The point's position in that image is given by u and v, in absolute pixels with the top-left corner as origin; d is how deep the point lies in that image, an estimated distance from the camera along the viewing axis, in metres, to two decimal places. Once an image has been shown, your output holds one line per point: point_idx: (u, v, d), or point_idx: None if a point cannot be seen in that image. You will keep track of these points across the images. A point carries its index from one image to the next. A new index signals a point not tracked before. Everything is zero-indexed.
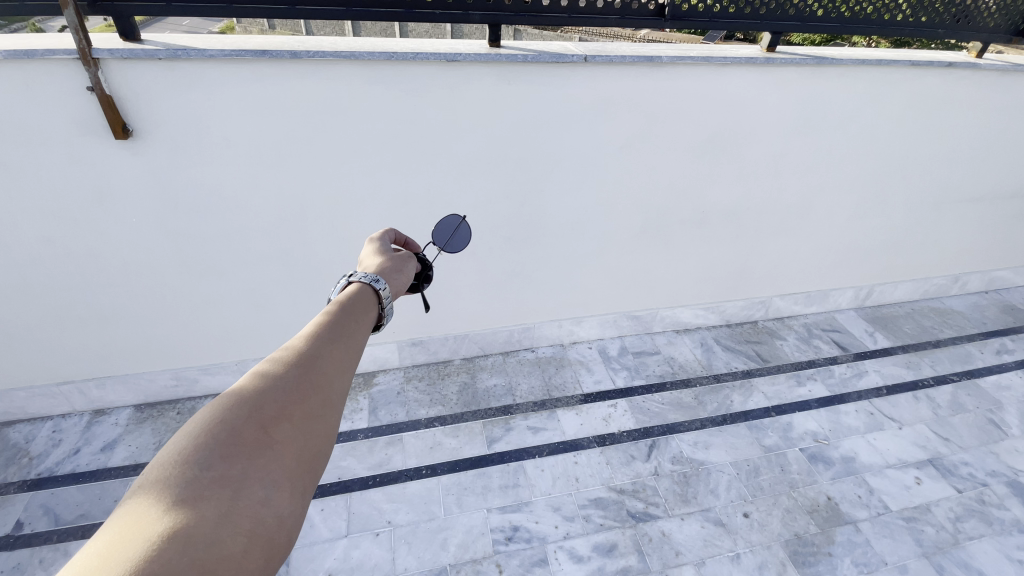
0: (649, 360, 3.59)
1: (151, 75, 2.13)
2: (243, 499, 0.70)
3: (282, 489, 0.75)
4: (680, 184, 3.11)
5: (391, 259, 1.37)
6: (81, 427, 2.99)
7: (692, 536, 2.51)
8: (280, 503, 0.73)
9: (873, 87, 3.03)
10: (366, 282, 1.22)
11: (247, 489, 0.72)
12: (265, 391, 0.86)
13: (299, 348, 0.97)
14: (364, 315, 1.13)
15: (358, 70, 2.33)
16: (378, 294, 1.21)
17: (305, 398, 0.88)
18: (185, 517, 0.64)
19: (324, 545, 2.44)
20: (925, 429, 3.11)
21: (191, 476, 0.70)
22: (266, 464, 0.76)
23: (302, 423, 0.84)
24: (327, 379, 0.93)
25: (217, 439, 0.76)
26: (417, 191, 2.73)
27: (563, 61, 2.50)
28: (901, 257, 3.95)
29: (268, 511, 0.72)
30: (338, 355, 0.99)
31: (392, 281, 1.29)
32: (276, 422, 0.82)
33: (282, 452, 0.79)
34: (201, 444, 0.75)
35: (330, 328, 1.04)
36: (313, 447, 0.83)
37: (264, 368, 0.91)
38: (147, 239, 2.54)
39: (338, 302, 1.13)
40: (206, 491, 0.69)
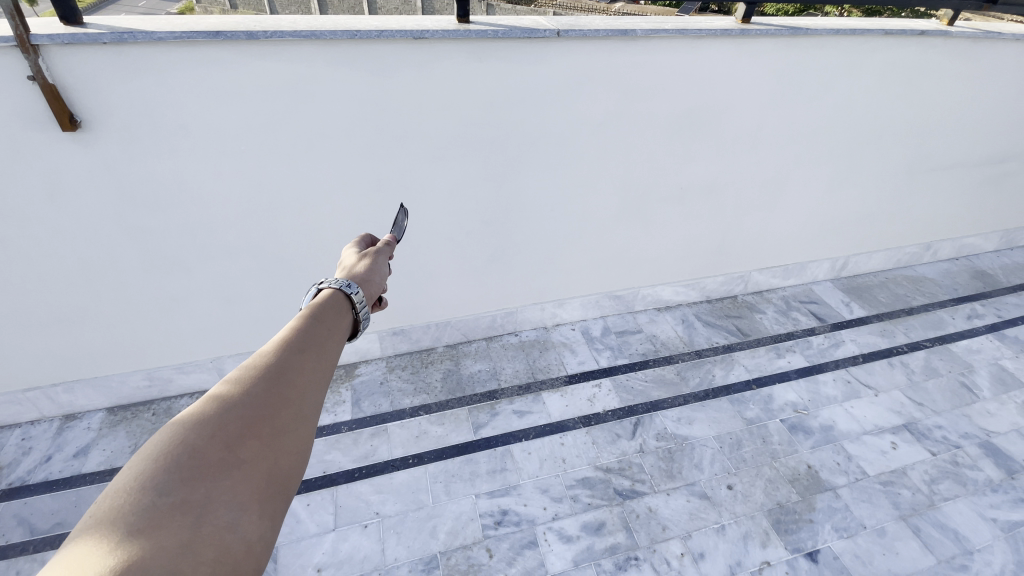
0: (632, 338, 3.60)
1: (97, 61, 1.99)
2: (207, 524, 0.63)
3: (250, 512, 0.68)
4: (658, 161, 3.08)
5: (365, 264, 1.28)
6: (52, 433, 2.89)
7: (678, 510, 2.55)
8: (249, 527, 0.66)
9: (848, 56, 3.01)
10: (338, 287, 1.12)
11: (212, 514, 0.65)
12: (230, 407, 0.78)
13: (267, 358, 0.89)
14: (338, 319, 1.05)
15: (321, 51, 2.22)
16: (350, 300, 1.11)
17: (274, 412, 0.81)
18: (141, 546, 0.57)
19: (312, 540, 2.42)
20: (900, 395, 3.20)
21: (148, 502, 0.63)
22: (232, 485, 0.69)
23: (271, 439, 0.77)
24: (299, 391, 0.86)
25: (176, 462, 0.69)
26: (389, 177, 2.65)
27: (535, 37, 2.41)
28: (876, 227, 4.01)
29: (235, 536, 0.65)
30: (310, 363, 0.92)
31: (367, 286, 1.19)
32: (242, 439, 0.75)
33: (249, 472, 0.72)
34: (159, 468, 0.68)
35: (301, 335, 0.96)
36: (284, 465, 0.76)
37: (228, 384, 0.84)
38: (106, 237, 2.42)
39: (310, 307, 1.05)
40: (165, 518, 0.62)
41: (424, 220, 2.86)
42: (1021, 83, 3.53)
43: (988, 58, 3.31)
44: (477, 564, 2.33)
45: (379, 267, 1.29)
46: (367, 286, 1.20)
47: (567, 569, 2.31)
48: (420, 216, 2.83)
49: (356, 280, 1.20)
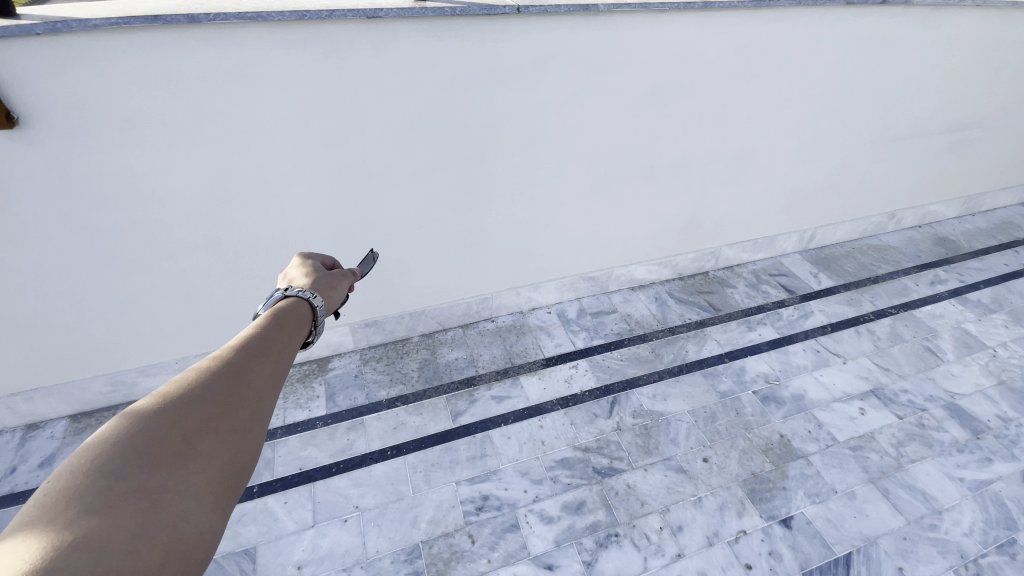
0: (607, 318, 3.61)
1: (28, 52, 1.87)
2: (161, 512, 0.61)
3: (205, 503, 0.66)
4: (626, 138, 3.05)
5: (326, 275, 1.30)
6: (13, 445, 2.78)
7: (656, 485, 2.58)
8: (202, 518, 0.64)
9: (810, 27, 3.01)
10: (302, 295, 1.14)
11: (166, 502, 0.63)
12: (191, 395, 0.76)
13: (230, 352, 0.87)
14: (299, 328, 1.05)
15: (269, 33, 2.12)
16: (314, 310, 1.14)
17: (237, 404, 0.78)
18: (92, 532, 0.55)
19: (291, 538, 2.38)
20: (867, 361, 3.29)
21: (102, 486, 0.61)
22: (188, 475, 0.67)
23: (232, 431, 0.75)
24: (263, 385, 0.83)
25: (134, 446, 0.66)
26: (351, 164, 2.57)
27: (494, 13, 2.35)
28: (842, 198, 4.07)
29: (187, 526, 0.62)
30: (275, 361, 0.89)
31: (327, 296, 1.22)
32: (203, 429, 0.72)
33: (208, 462, 0.70)
34: (115, 452, 0.65)
35: (266, 334, 0.94)
36: (245, 458, 0.74)
37: (189, 372, 0.81)
38: (54, 238, 2.30)
39: (272, 312, 1.04)
40: (118, 505, 0.60)
41: (390, 208, 2.79)
42: (977, 50, 3.59)
43: (945, 26, 3.36)
44: (460, 550, 2.34)
45: (340, 280, 1.32)
46: (329, 297, 1.23)
47: (549, 549, 2.33)
48: (385, 204, 2.77)
49: (319, 289, 1.23)
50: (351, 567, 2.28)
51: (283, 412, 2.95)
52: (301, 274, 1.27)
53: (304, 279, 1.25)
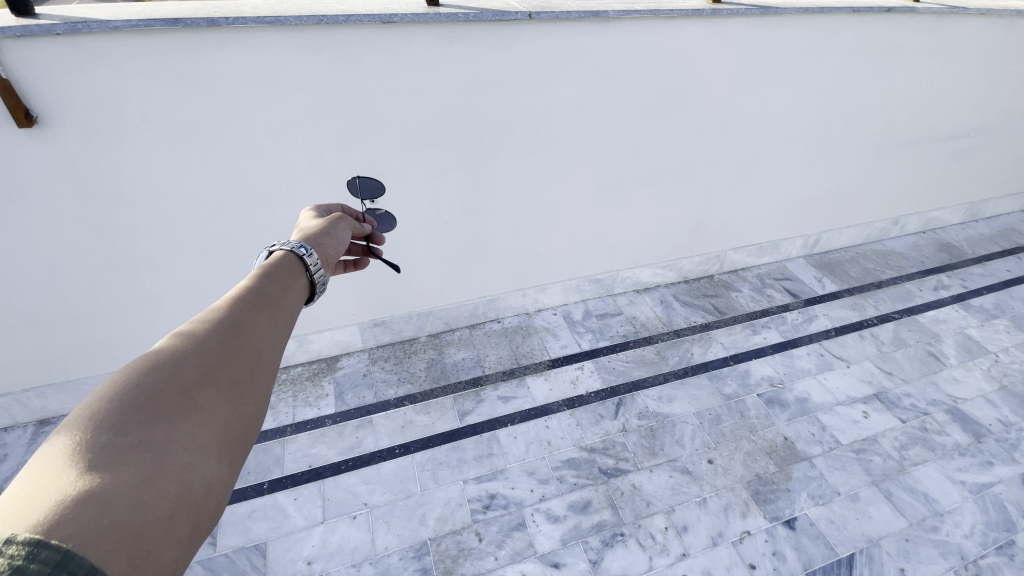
0: (612, 320, 3.64)
1: (51, 52, 1.91)
2: (168, 464, 0.61)
3: (210, 455, 0.65)
4: (634, 143, 3.09)
5: (321, 230, 1.22)
6: (26, 440, 2.82)
7: (661, 485, 2.61)
8: (209, 468, 0.64)
9: (816, 35, 3.05)
10: (291, 248, 1.06)
11: (171, 455, 0.62)
12: (185, 355, 0.74)
13: (221, 312, 0.84)
14: (294, 282, 1.00)
15: (285, 36, 2.15)
16: (304, 264, 1.05)
17: (235, 361, 0.77)
18: (101, 483, 0.55)
19: (301, 534, 2.42)
20: (870, 366, 3.31)
21: (105, 442, 0.60)
22: (192, 429, 0.66)
23: (231, 389, 0.74)
24: (258, 344, 0.82)
25: (132, 405, 0.65)
26: (363, 167, 2.61)
27: (506, 19, 2.39)
28: (846, 203, 4.10)
29: (195, 476, 0.62)
30: (268, 318, 0.87)
31: (320, 248, 1.14)
32: (200, 386, 0.71)
33: (210, 416, 0.69)
34: (113, 410, 0.64)
35: (256, 293, 0.91)
36: (245, 414, 0.73)
37: (180, 333, 0.78)
38: (70, 236, 2.34)
39: (262, 269, 0.99)
40: (124, 458, 0.59)
41: (401, 209, 2.83)
42: (982, 58, 3.62)
43: (950, 34, 3.39)
44: (467, 548, 2.37)
45: (336, 234, 1.23)
46: (322, 250, 1.14)
47: (556, 548, 2.36)
48: (396, 206, 2.81)
49: (309, 241, 1.14)
50: (360, 563, 2.31)
51: (293, 410, 2.99)
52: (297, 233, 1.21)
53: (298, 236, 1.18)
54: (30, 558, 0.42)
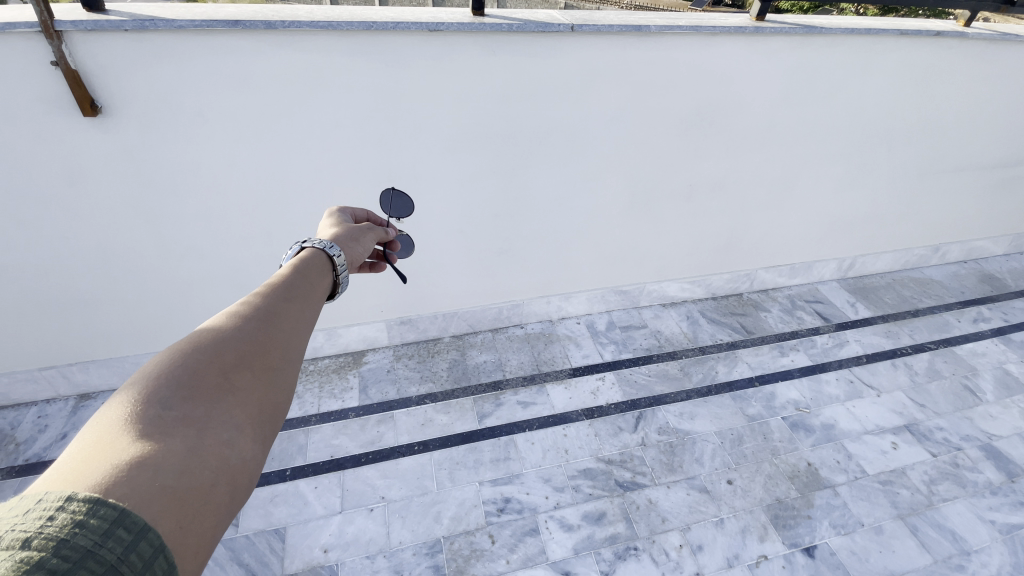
0: (637, 333, 3.63)
1: (120, 48, 2.03)
2: (209, 438, 0.61)
3: (248, 432, 0.65)
4: (668, 157, 3.09)
5: (349, 230, 1.22)
6: (67, 412, 2.96)
7: (678, 502, 2.59)
8: (247, 446, 0.64)
9: (861, 56, 3.00)
10: (319, 247, 1.04)
11: (212, 430, 0.62)
12: (223, 337, 0.74)
13: (256, 299, 0.84)
14: (324, 274, 1.00)
15: (335, 41, 2.24)
16: (332, 261, 1.04)
17: (271, 344, 0.77)
18: (148, 452, 0.55)
19: (319, 522, 2.48)
20: (902, 396, 3.22)
21: (152, 414, 0.61)
22: (231, 406, 0.66)
23: (266, 371, 0.73)
24: (293, 329, 0.81)
25: (176, 381, 0.66)
26: (401, 168, 2.68)
27: (549, 31, 2.43)
28: (884, 228, 4.00)
29: (234, 453, 0.62)
30: (302, 306, 0.87)
31: (347, 249, 1.14)
32: (238, 368, 0.71)
33: (249, 395, 0.69)
34: (159, 385, 0.64)
35: (290, 282, 0.91)
36: (280, 395, 0.72)
37: (218, 318, 0.79)
38: (123, 221, 2.47)
39: (294, 261, 0.99)
40: (170, 429, 0.60)
41: (434, 212, 2.90)
42: None
43: (1003, 61, 3.30)
44: (480, 549, 2.39)
45: (363, 234, 1.23)
46: (349, 249, 1.14)
47: (567, 556, 2.36)
48: (430, 208, 2.87)
49: (338, 242, 1.15)
50: (374, 554, 2.36)
51: (318, 400, 3.07)
52: (324, 231, 1.21)
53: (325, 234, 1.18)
54: (90, 513, 0.45)
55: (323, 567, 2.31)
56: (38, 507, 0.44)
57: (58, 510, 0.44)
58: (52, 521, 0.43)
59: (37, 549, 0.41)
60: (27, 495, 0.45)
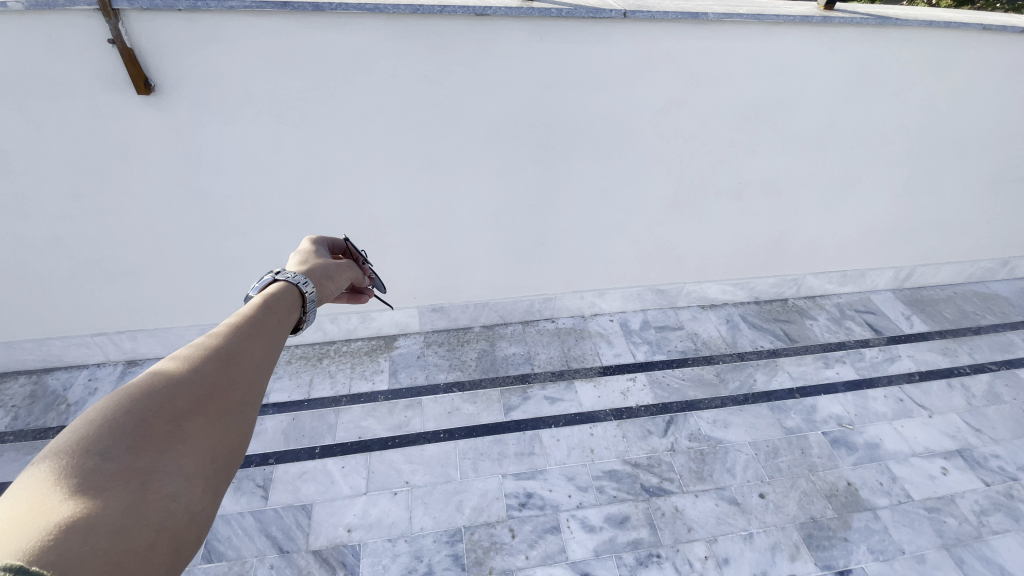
0: (671, 335, 3.52)
1: (173, 28, 2.06)
2: (151, 492, 0.59)
3: (195, 484, 0.63)
4: (717, 153, 2.95)
5: (326, 265, 1.20)
6: (115, 376, 3.11)
7: (705, 513, 2.51)
8: (193, 497, 0.62)
9: (939, 51, 2.77)
10: (291, 281, 1.04)
11: (154, 484, 0.60)
12: (178, 381, 0.72)
13: (217, 339, 0.82)
14: (291, 313, 0.98)
15: (381, 24, 2.21)
16: (302, 296, 1.03)
17: (227, 389, 0.75)
18: (85, 510, 0.53)
19: (344, 501, 2.52)
20: (956, 419, 3.01)
21: (90, 467, 0.58)
22: (179, 456, 0.64)
23: (220, 418, 0.71)
24: (252, 371, 0.79)
25: (120, 430, 0.63)
26: (440, 155, 2.66)
27: (600, 17, 2.34)
28: (948, 237, 3.73)
29: (178, 506, 0.60)
30: (264, 346, 0.84)
31: (321, 286, 1.12)
32: (188, 415, 0.69)
33: (198, 444, 0.67)
34: (102, 435, 0.62)
35: (255, 320, 0.89)
36: (232, 443, 0.70)
37: (175, 358, 0.76)
38: (171, 197, 2.54)
39: (261, 297, 0.97)
40: (108, 484, 0.57)
41: (471, 201, 2.86)
42: None
43: None
44: (500, 542, 2.38)
45: (340, 272, 1.21)
46: (325, 288, 1.12)
47: (587, 557, 2.32)
48: (467, 197, 2.84)
49: (315, 276, 1.13)
50: (396, 538, 2.38)
51: (349, 381, 3.13)
52: (301, 262, 1.19)
53: (302, 266, 1.16)
54: None
55: (346, 546, 2.34)
56: None
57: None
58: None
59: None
60: None
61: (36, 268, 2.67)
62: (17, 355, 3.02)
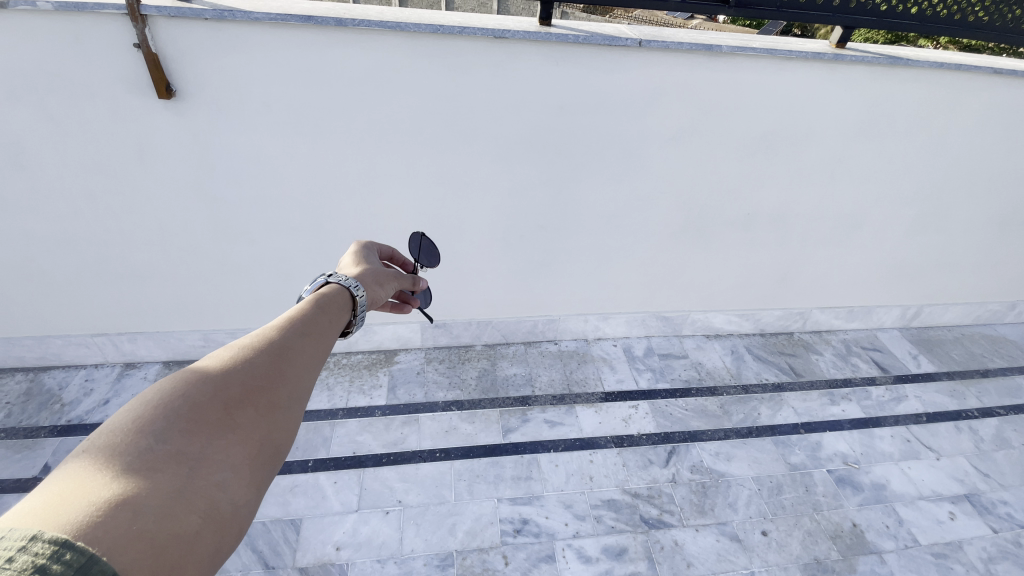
0: (676, 363, 3.49)
1: (197, 35, 2.11)
2: (199, 479, 0.58)
3: (242, 476, 0.62)
4: (726, 183, 2.96)
5: (374, 270, 1.17)
6: (112, 379, 3.07)
7: (705, 548, 2.43)
8: (238, 489, 0.60)
9: (949, 93, 2.80)
10: (345, 284, 1.02)
11: (203, 470, 0.59)
12: (232, 371, 0.71)
13: (271, 334, 0.81)
14: (342, 314, 0.97)
15: (402, 41, 2.25)
16: (353, 299, 1.01)
17: (278, 383, 0.74)
18: (134, 491, 0.52)
19: (334, 518, 2.45)
20: (964, 463, 2.94)
21: (144, 447, 0.57)
22: (228, 446, 0.62)
23: (270, 411, 0.70)
24: (302, 367, 0.78)
25: (175, 413, 0.62)
26: (452, 172, 2.68)
27: (616, 44, 2.38)
28: (956, 278, 3.71)
29: (224, 495, 0.59)
30: (316, 344, 0.84)
31: (371, 290, 1.10)
32: (240, 403, 0.68)
33: (246, 436, 0.65)
34: (156, 416, 0.61)
35: (306, 318, 0.88)
36: (280, 437, 0.69)
37: (231, 350, 0.76)
38: (183, 201, 2.55)
39: (313, 297, 0.96)
40: (160, 465, 0.56)
41: (480, 219, 2.87)
42: None
43: None
44: (492, 569, 2.30)
45: (389, 278, 1.18)
46: (373, 291, 1.10)
47: None
48: (476, 214, 2.85)
49: (366, 279, 1.12)
50: (385, 559, 2.30)
51: (347, 395, 3.08)
52: (349, 267, 1.16)
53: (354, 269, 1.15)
54: (53, 558, 0.40)
55: (333, 565, 2.27)
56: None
57: (19, 551, 0.39)
58: (12, 563, 0.38)
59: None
60: None
61: (43, 265, 2.67)
62: (15, 352, 2.99)
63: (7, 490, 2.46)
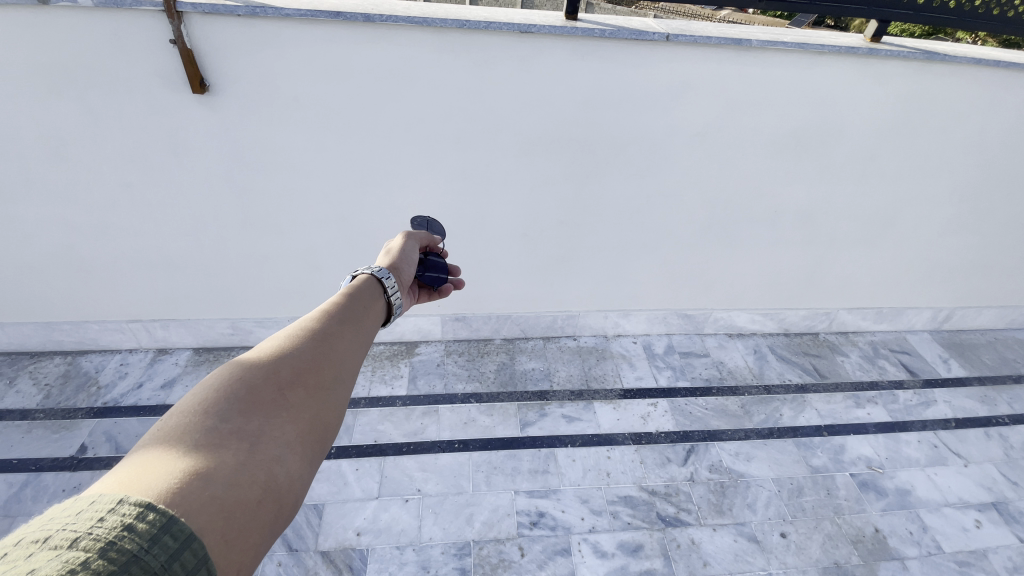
0: (696, 361, 3.46)
1: (230, 31, 2.16)
2: (258, 454, 0.67)
3: (295, 451, 0.71)
4: (753, 180, 2.91)
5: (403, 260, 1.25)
6: (145, 364, 3.18)
7: (723, 547, 2.42)
8: (293, 463, 0.70)
9: (991, 89, 2.69)
10: (375, 274, 1.10)
11: (262, 446, 0.68)
12: (281, 360, 0.81)
13: (313, 324, 0.91)
14: (377, 302, 1.06)
15: (428, 36, 2.26)
16: (383, 286, 1.09)
17: (322, 371, 0.83)
18: (204, 463, 0.62)
19: (355, 504, 2.51)
20: (994, 470, 2.86)
21: (209, 426, 0.67)
22: (282, 424, 0.72)
23: (317, 393, 0.80)
24: (343, 354, 0.88)
25: (233, 397, 0.73)
26: (475, 166, 2.69)
27: (643, 39, 2.35)
28: (992, 280, 3.59)
29: (281, 468, 0.68)
30: (353, 334, 0.93)
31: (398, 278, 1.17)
32: (290, 388, 0.78)
33: (296, 415, 0.75)
34: (218, 399, 0.72)
35: (344, 309, 0.98)
36: (327, 417, 0.78)
37: (280, 340, 0.86)
38: (214, 193, 2.62)
39: (349, 288, 1.05)
40: (224, 441, 0.66)
41: (502, 214, 2.88)
42: None
43: None
44: (508, 560, 2.33)
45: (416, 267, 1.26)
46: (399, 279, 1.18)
47: None
48: (498, 209, 2.86)
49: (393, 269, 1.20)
50: (404, 546, 2.36)
51: (369, 385, 3.14)
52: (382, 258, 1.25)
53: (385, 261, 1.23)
54: (138, 518, 0.49)
55: (354, 550, 2.33)
56: (94, 507, 0.49)
57: (109, 513, 0.49)
58: (103, 522, 0.47)
59: (84, 549, 0.45)
60: (87, 496, 0.50)
61: (82, 253, 2.78)
62: (55, 336, 3.13)
63: (48, 468, 2.58)
